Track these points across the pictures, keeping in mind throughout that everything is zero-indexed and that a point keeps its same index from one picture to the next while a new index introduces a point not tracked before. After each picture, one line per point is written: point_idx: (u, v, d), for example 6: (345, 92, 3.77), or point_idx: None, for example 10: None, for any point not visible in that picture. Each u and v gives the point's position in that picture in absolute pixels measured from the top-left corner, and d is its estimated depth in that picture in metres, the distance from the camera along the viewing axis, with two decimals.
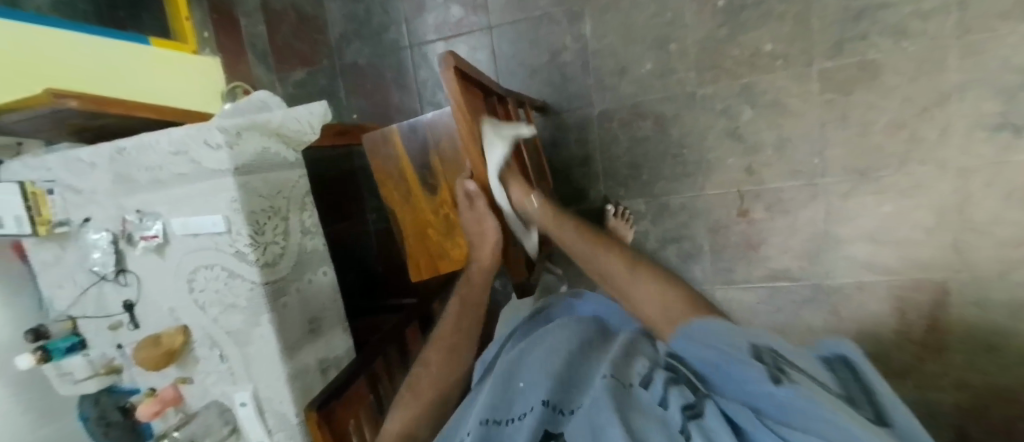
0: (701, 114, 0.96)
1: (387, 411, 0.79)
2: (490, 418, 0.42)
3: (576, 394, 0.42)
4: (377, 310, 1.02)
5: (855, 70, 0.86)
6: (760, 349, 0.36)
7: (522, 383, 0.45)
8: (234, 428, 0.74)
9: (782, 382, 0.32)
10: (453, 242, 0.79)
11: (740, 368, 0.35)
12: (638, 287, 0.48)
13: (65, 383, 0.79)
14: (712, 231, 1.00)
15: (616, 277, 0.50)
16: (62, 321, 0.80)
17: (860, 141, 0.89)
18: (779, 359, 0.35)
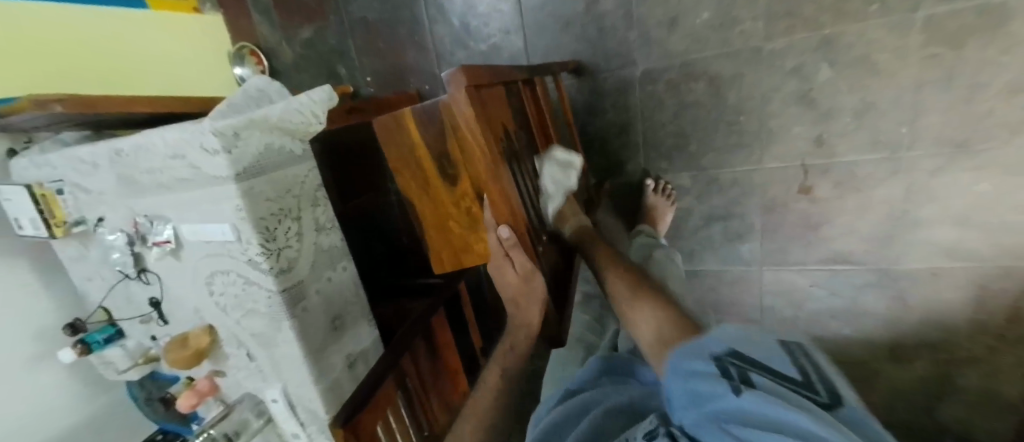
0: (766, 74, 0.81)
1: (416, 413, 0.77)
2: None
3: None
4: (405, 290, 1.01)
5: (975, 17, 0.68)
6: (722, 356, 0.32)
7: None
8: (268, 418, 0.76)
9: (742, 391, 0.28)
10: (476, 237, 0.73)
11: (704, 390, 0.30)
12: (639, 310, 0.44)
13: (111, 372, 0.82)
14: (766, 209, 0.89)
15: (624, 298, 0.47)
16: (99, 314, 0.81)
17: (965, 107, 0.73)
18: (741, 365, 0.31)
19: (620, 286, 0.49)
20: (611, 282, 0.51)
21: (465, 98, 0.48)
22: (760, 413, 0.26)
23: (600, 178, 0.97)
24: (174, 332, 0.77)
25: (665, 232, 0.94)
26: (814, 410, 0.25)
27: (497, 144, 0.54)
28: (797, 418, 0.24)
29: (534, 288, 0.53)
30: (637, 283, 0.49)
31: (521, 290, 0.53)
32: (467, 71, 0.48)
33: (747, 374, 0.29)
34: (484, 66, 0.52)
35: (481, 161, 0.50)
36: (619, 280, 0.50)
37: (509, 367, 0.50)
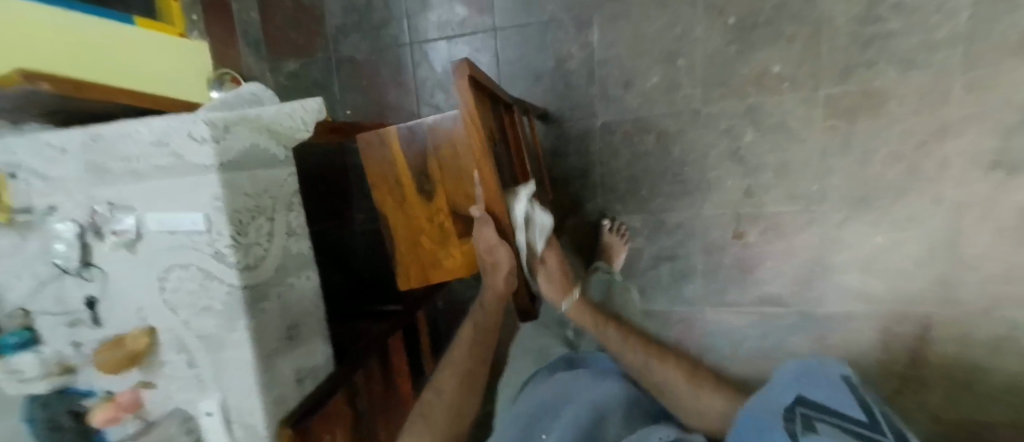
0: (704, 133, 0.95)
1: (363, 434, 0.73)
2: None
3: None
4: (363, 315, 0.98)
5: (861, 97, 0.88)
6: (792, 406, 0.38)
7: (544, 434, 0.49)
8: (198, 437, 0.69)
9: (802, 435, 0.34)
10: (446, 252, 0.76)
11: (770, 427, 0.37)
12: (667, 371, 0.58)
13: (11, 382, 0.69)
14: (707, 252, 0.99)
15: (671, 381, 0.57)
16: (16, 316, 0.73)
17: (859, 169, 0.89)
18: (813, 414, 0.36)
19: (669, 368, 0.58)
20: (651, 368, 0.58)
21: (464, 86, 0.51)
22: None
23: (562, 216, 1.05)
24: (105, 336, 0.71)
25: (619, 269, 1.01)
26: None
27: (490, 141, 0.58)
28: None
29: (503, 256, 0.58)
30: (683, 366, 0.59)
31: (491, 253, 0.58)
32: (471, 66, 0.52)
33: (810, 423, 0.35)
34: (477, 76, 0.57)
35: (474, 151, 0.54)
36: (665, 362, 0.58)
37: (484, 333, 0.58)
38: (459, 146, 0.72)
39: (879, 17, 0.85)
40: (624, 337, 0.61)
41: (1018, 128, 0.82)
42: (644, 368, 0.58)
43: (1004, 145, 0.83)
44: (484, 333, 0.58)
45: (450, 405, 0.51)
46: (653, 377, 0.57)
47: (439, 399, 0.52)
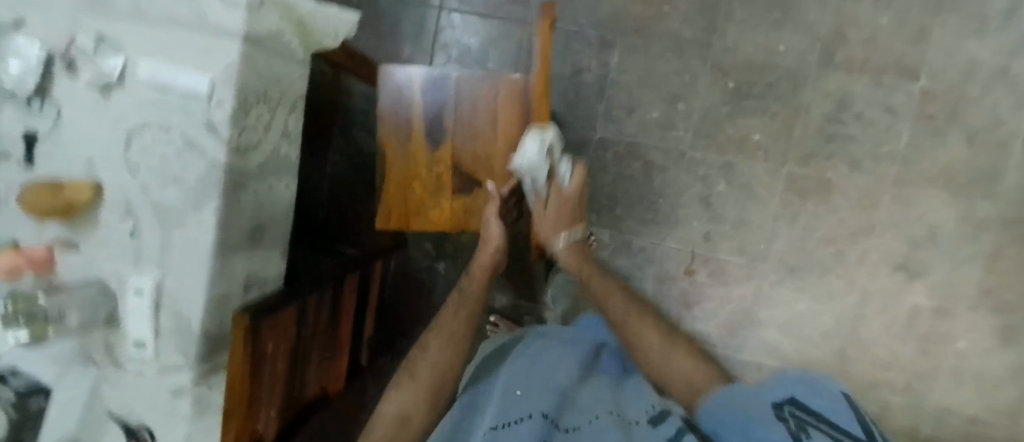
0: (684, 173, 1.04)
1: (298, 361, 0.68)
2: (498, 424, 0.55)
3: (569, 415, 0.58)
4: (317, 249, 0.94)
5: (815, 183, 1.01)
6: (787, 403, 0.46)
7: (519, 391, 0.61)
8: (111, 318, 0.60)
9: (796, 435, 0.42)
10: (435, 203, 0.76)
11: (758, 418, 0.46)
12: (647, 335, 0.69)
13: None
14: (659, 281, 1.06)
15: (653, 344, 0.68)
16: None
17: (799, 242, 1.02)
18: (804, 413, 0.45)
19: (651, 329, 0.70)
20: (638, 331, 0.70)
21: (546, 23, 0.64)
22: None
23: None
24: (31, 181, 0.61)
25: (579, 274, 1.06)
26: None
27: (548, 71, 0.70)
28: None
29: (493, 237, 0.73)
30: (659, 329, 0.71)
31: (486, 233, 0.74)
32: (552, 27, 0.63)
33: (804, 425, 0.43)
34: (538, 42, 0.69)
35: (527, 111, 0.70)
36: (646, 324, 0.71)
37: (468, 302, 0.71)
38: (479, 106, 0.74)
39: (843, 120, 1.00)
40: (620, 302, 0.73)
41: (923, 243, 0.99)
42: (628, 330, 0.71)
43: (910, 253, 0.99)
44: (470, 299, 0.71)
45: (436, 360, 0.63)
46: (634, 336, 0.70)
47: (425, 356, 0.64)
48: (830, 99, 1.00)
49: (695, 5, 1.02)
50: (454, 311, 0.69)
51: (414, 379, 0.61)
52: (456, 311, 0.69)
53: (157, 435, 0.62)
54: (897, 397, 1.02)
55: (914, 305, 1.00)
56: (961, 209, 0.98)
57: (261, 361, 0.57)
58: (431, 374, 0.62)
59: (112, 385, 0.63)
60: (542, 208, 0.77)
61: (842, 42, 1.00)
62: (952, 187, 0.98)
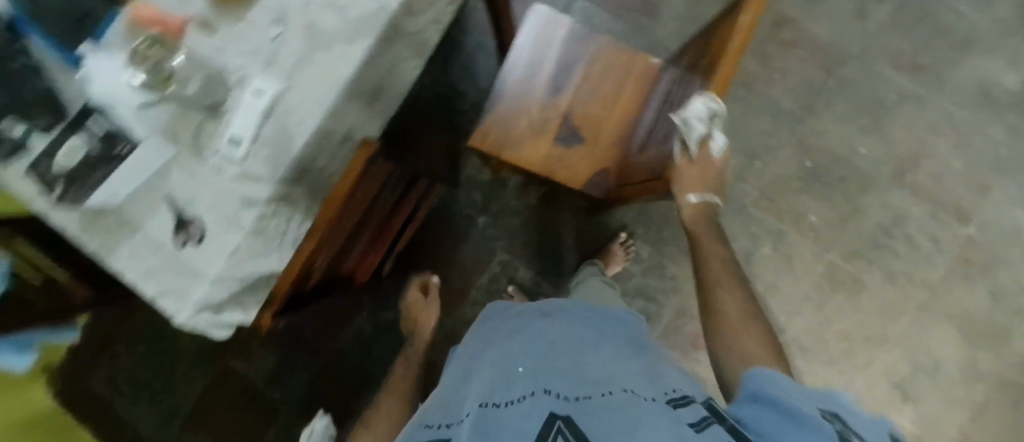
0: (738, 224, 1.04)
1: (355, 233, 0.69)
2: (489, 403, 0.42)
3: (574, 386, 0.43)
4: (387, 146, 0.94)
5: (848, 280, 1.04)
6: (830, 414, 0.33)
7: (521, 368, 0.48)
8: (214, 108, 0.59)
9: None
10: (533, 144, 0.77)
11: (797, 416, 0.33)
12: (743, 340, 0.48)
13: None
14: (676, 315, 1.06)
15: (736, 315, 0.52)
16: None
17: (818, 328, 1.04)
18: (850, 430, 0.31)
19: (747, 331, 0.49)
20: (724, 311, 0.53)
21: (745, 30, 0.46)
22: None
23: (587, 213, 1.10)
24: None
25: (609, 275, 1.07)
26: None
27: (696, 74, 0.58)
28: None
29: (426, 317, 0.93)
30: (745, 303, 0.54)
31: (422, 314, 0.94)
32: (743, 52, 0.48)
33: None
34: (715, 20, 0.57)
35: (622, 121, 0.76)
36: (728, 292, 0.55)
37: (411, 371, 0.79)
38: (612, 73, 0.76)
39: (892, 234, 1.03)
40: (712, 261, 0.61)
41: (923, 372, 1.03)
42: (704, 274, 0.60)
43: (909, 377, 1.03)
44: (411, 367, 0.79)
45: (391, 415, 0.66)
46: (716, 325, 0.52)
47: (384, 411, 0.67)
48: (887, 212, 1.03)
49: (802, 82, 1.04)
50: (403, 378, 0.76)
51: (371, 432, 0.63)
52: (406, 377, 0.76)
53: (205, 237, 0.60)
54: None
55: (898, 426, 1.03)
56: (967, 355, 1.03)
57: (351, 200, 0.58)
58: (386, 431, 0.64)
59: (183, 170, 0.60)
60: (686, 165, 0.66)
61: (915, 168, 1.03)
62: (965, 333, 1.03)
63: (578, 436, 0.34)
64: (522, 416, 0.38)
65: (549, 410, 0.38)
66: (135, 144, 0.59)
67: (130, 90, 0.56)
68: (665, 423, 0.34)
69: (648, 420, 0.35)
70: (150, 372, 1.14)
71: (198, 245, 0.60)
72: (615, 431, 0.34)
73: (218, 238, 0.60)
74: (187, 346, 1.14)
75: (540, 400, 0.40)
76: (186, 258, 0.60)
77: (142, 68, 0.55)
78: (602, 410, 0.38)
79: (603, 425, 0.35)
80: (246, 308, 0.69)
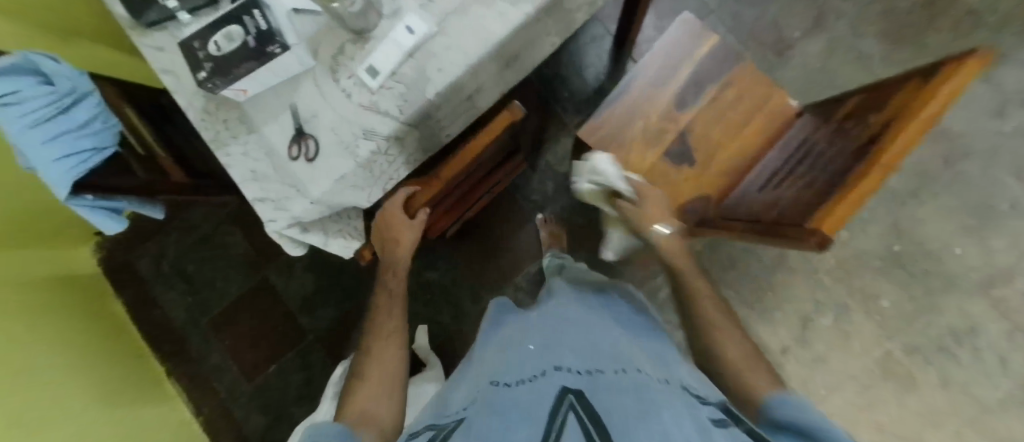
0: (803, 286, 1.03)
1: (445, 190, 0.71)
2: (498, 382, 0.40)
3: (585, 360, 0.41)
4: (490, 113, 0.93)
5: (901, 373, 1.00)
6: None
7: (531, 348, 0.46)
8: (360, 32, 0.59)
9: None
10: (640, 151, 0.75)
11: None
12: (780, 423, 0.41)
13: None
14: None
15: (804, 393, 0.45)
16: None
17: (856, 412, 1.01)
18: None
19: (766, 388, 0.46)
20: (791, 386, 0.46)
21: (944, 102, 0.43)
22: None
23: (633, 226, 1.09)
24: None
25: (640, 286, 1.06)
26: None
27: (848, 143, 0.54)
28: None
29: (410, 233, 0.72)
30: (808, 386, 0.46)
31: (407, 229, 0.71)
32: (935, 120, 0.44)
33: None
34: (886, 79, 0.55)
35: (732, 158, 0.73)
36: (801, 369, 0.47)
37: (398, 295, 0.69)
38: (743, 104, 0.73)
39: (961, 342, 0.99)
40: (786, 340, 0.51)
41: None
42: (692, 301, 0.57)
43: None
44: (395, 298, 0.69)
45: (388, 347, 0.60)
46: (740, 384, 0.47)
47: (380, 341, 0.61)
48: (962, 318, 0.99)
49: (915, 164, 1.00)
50: (389, 308, 0.66)
51: (370, 364, 0.57)
52: (390, 303, 0.67)
53: (319, 156, 0.60)
54: None
55: None
56: None
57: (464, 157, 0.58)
58: (382, 365, 0.57)
59: (317, 86, 0.60)
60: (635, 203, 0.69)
61: (1006, 282, 0.98)
62: None
63: (589, 409, 0.32)
64: (533, 393, 0.36)
65: (559, 384, 0.36)
66: (286, 48, 0.54)
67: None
68: (688, 409, 0.32)
69: (662, 395, 0.33)
70: (195, 263, 1.17)
71: (310, 161, 0.60)
72: (628, 401, 0.32)
73: (330, 159, 0.60)
74: (235, 250, 1.16)
75: (551, 379, 0.38)
76: (292, 170, 0.61)
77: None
78: (614, 384, 0.35)
79: (617, 398, 0.33)
80: (325, 233, 0.68)
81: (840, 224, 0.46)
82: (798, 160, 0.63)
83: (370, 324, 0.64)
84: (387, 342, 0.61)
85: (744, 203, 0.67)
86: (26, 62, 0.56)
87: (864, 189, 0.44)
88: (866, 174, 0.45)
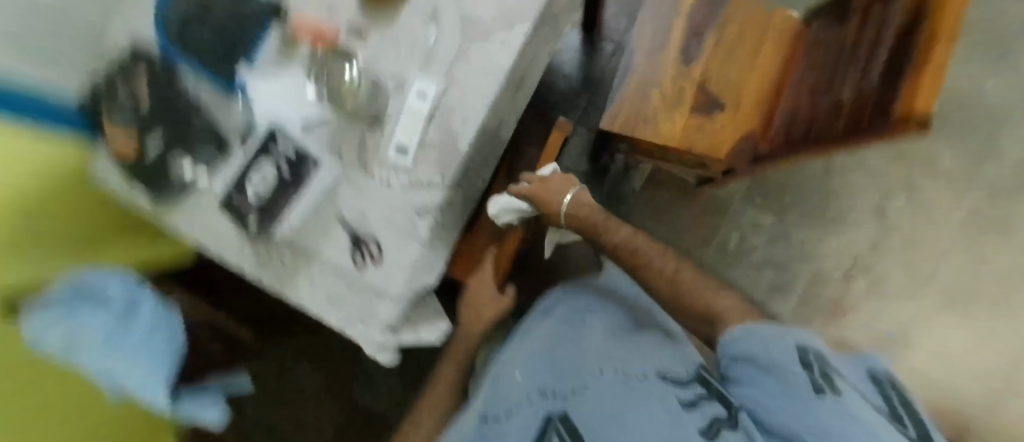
0: (864, 178, 1.00)
1: (498, 255, 0.69)
2: (490, 417, 0.52)
3: (566, 381, 0.50)
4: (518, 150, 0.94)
5: (998, 221, 0.97)
6: (805, 350, 0.41)
7: (519, 376, 0.55)
8: (376, 119, 0.59)
9: (825, 395, 0.36)
10: (669, 119, 0.73)
11: (773, 367, 0.41)
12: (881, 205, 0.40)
13: None
14: (812, 280, 1.01)
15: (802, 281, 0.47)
16: None
17: (970, 276, 0.98)
18: (822, 361, 0.40)
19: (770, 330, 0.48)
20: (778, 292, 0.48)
21: None
22: (836, 424, 0.34)
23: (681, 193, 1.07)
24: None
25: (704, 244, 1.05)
26: (877, 436, 0.33)
27: (878, 30, 0.52)
28: (880, 430, 0.33)
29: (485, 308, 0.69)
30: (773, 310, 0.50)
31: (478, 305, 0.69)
32: None
33: (831, 381, 0.38)
34: None
35: (756, 93, 0.72)
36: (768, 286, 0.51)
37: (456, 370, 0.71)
38: (745, 38, 0.73)
39: None
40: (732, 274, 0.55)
41: None
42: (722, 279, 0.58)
43: None
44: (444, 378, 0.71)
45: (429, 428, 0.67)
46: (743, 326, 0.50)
47: (419, 425, 0.67)
48: None
49: None
50: (445, 383, 0.70)
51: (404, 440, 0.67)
52: (445, 376, 0.71)
53: (384, 255, 0.58)
54: None
55: None
56: None
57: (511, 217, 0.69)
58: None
59: (354, 187, 0.59)
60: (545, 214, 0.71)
61: None
62: None
63: (571, 428, 0.43)
64: (527, 418, 0.48)
65: (545, 414, 0.47)
66: (320, 163, 0.57)
67: (314, 101, 0.60)
68: (657, 401, 0.41)
69: (627, 397, 0.43)
70: (273, 411, 1.14)
71: (377, 262, 0.58)
72: (600, 418, 0.42)
73: (396, 252, 0.58)
74: (309, 384, 1.13)
75: (537, 405, 0.49)
76: (365, 281, 0.58)
77: (323, 83, 0.60)
78: (588, 396, 0.46)
79: (592, 412, 0.43)
80: (416, 329, 0.66)
81: (933, 96, 0.43)
82: (833, 61, 0.61)
83: (419, 399, 0.71)
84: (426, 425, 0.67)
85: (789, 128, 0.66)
86: (77, 290, 0.57)
87: (938, 61, 0.42)
88: (928, 44, 0.43)
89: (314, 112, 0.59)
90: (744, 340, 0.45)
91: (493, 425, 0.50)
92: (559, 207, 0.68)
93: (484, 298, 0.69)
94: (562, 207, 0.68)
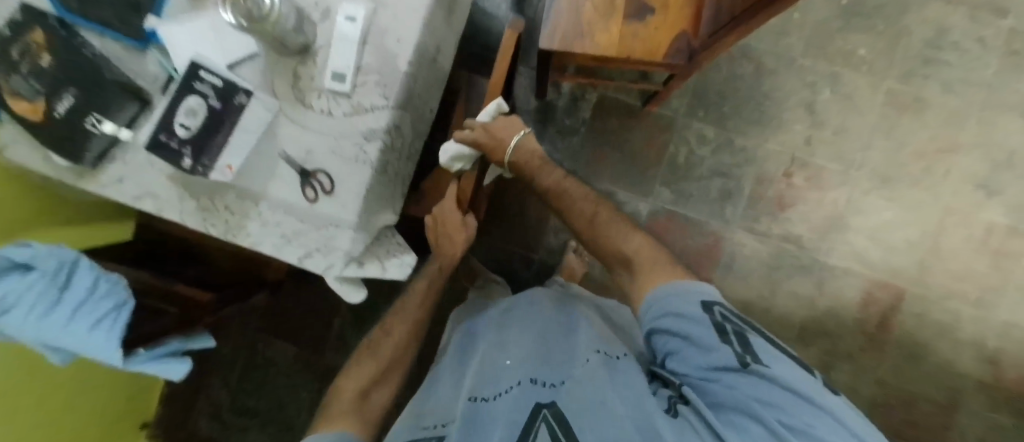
0: (792, 79, 1.10)
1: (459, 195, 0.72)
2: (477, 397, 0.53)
3: (550, 370, 0.54)
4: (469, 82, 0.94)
5: (909, 100, 1.09)
6: (712, 310, 0.47)
7: (508, 361, 0.57)
8: (304, 46, 0.56)
9: (750, 367, 0.42)
10: (607, 27, 0.75)
11: (698, 340, 0.46)
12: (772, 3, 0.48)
13: None
14: (757, 181, 1.11)
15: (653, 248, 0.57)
16: None
17: (893, 154, 1.09)
18: (729, 319, 0.47)
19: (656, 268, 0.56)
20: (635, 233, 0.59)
21: None
22: (766, 393, 0.40)
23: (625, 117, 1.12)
24: None
25: (653, 164, 1.13)
26: (798, 400, 0.40)
27: None
28: (799, 390, 0.40)
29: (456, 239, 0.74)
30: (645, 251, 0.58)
31: (447, 235, 0.73)
32: None
33: (747, 348, 0.44)
34: None
35: None
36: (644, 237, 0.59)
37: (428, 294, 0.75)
38: None
39: (941, 46, 1.09)
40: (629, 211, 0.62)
41: (1003, 162, 1.08)
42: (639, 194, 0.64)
43: (990, 172, 1.08)
44: (416, 296, 0.75)
45: (400, 340, 0.71)
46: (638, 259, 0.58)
47: (389, 338, 0.71)
48: (931, 27, 1.08)
49: None
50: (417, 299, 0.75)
51: (375, 352, 0.69)
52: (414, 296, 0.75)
53: (337, 185, 0.57)
54: (969, 310, 1.10)
55: (991, 223, 1.09)
56: None
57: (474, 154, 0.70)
58: (390, 356, 0.69)
59: (295, 122, 0.57)
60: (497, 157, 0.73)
61: None
62: None
63: (560, 416, 0.46)
64: (516, 401, 0.50)
65: (535, 401, 0.49)
66: (250, 94, 0.55)
67: (234, 33, 0.56)
68: (638, 395, 0.47)
69: (608, 384, 0.48)
70: (253, 395, 1.13)
71: (331, 194, 0.57)
72: (584, 407, 0.46)
73: (348, 179, 0.57)
74: (286, 358, 1.14)
75: (527, 391, 0.50)
76: (321, 213, 0.57)
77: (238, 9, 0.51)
78: (581, 384, 0.49)
79: (581, 403, 0.47)
80: (380, 261, 0.65)
81: None
82: None
83: (388, 316, 0.74)
84: (397, 339, 0.71)
85: (717, 14, 0.67)
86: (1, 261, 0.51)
87: None
88: None
89: (238, 48, 0.56)
90: (661, 309, 0.50)
91: (479, 406, 0.52)
92: (505, 153, 0.71)
93: (454, 224, 0.72)
94: (508, 152, 0.70)
